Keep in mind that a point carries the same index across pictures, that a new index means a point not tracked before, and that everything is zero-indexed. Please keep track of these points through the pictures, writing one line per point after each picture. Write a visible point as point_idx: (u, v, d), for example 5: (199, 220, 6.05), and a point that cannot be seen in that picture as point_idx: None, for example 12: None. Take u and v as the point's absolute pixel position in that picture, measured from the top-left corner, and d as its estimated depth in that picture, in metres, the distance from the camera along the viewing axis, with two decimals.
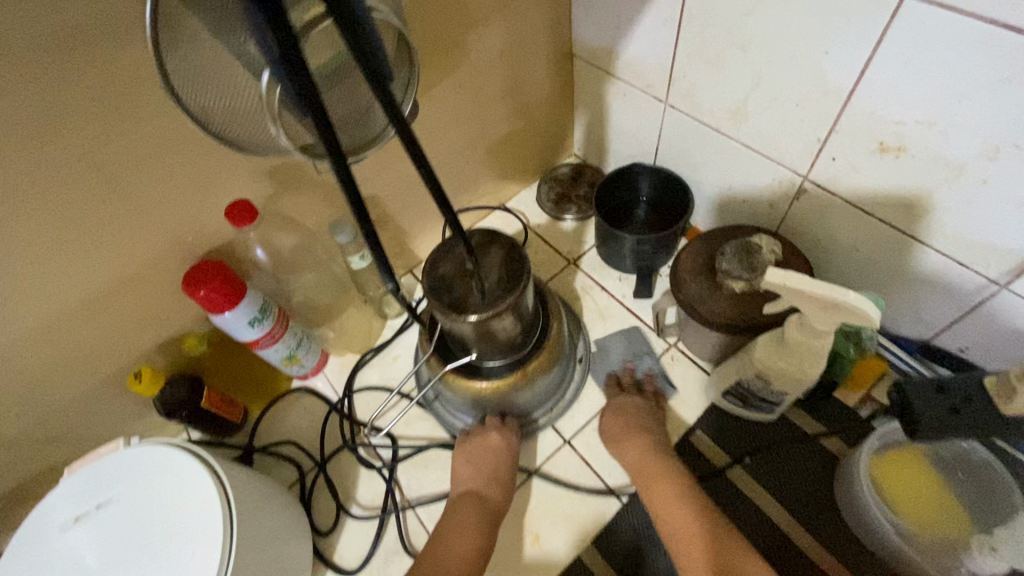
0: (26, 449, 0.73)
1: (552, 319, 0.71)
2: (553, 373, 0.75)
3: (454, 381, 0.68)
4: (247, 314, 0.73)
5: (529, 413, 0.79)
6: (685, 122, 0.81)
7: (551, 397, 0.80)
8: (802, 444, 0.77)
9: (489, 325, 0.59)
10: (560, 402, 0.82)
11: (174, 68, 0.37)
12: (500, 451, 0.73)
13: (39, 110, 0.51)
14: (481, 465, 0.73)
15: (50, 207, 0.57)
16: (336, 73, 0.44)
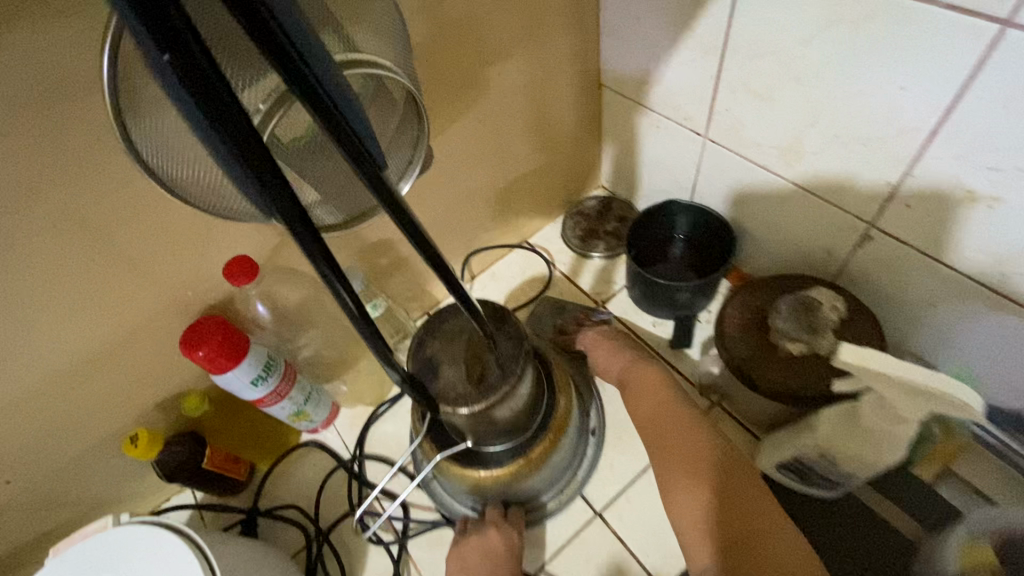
0: (21, 514, 0.68)
1: (558, 394, 0.66)
2: (563, 454, 0.70)
3: (448, 469, 0.64)
4: (250, 374, 0.67)
5: (537, 498, 0.71)
6: (727, 158, 0.74)
7: (558, 483, 0.72)
8: (871, 524, 0.67)
9: (488, 413, 0.55)
10: (572, 482, 0.74)
11: (145, 142, 0.33)
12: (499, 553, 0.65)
13: (20, 171, 0.47)
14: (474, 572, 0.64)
15: (37, 270, 0.53)
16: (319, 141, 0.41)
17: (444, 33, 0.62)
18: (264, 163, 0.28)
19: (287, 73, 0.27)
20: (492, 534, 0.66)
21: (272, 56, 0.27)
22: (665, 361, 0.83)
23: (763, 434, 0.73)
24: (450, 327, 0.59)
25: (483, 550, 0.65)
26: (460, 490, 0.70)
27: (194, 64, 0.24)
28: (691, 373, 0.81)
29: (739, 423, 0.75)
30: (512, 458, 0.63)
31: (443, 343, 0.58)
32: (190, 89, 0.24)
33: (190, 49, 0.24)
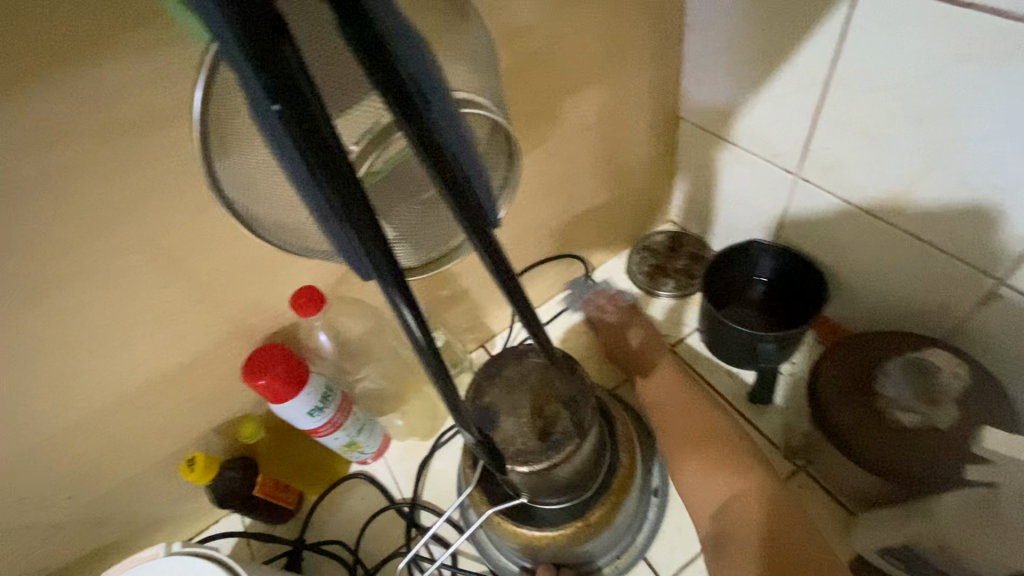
0: (78, 531, 0.69)
1: (620, 449, 0.62)
2: (625, 514, 0.64)
3: (500, 524, 0.59)
4: (308, 403, 0.65)
5: (593, 560, 0.66)
6: (820, 198, 0.68)
7: (614, 546, 0.66)
8: None
9: (550, 472, 0.51)
10: (630, 546, 0.68)
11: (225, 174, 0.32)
12: None
13: (109, 196, 0.47)
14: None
15: (112, 291, 0.53)
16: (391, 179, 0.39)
17: (523, 65, 0.60)
18: (361, 203, 0.27)
19: (399, 109, 0.28)
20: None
21: (390, 95, 0.28)
22: (742, 415, 0.75)
23: (859, 510, 0.65)
24: (511, 373, 0.56)
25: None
26: (509, 547, 0.65)
27: (302, 109, 0.24)
28: (771, 432, 0.73)
29: (828, 493, 0.67)
30: (569, 518, 0.58)
31: (504, 391, 0.55)
32: (294, 129, 0.24)
33: (297, 85, 0.24)
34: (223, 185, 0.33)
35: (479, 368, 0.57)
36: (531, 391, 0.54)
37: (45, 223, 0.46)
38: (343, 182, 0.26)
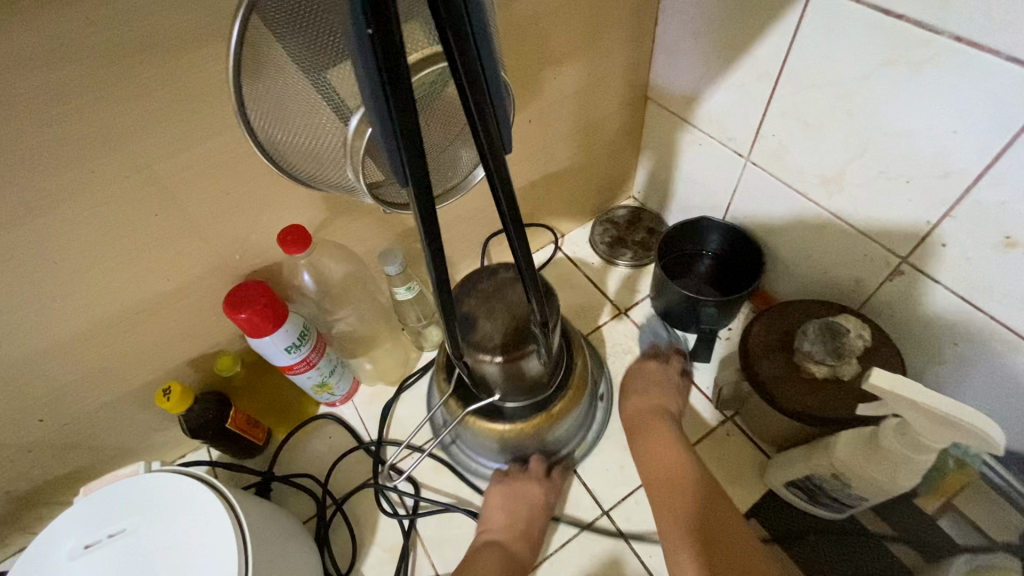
0: (46, 452, 0.71)
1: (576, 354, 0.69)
2: (581, 408, 0.73)
3: (477, 424, 0.67)
4: (285, 340, 0.69)
5: (560, 448, 0.76)
6: (765, 180, 0.76)
7: (569, 439, 0.77)
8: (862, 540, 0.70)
9: (519, 367, 0.59)
10: (584, 439, 0.79)
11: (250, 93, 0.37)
12: (538, 504, 0.72)
13: (105, 121, 0.49)
14: (515, 518, 0.70)
15: (99, 216, 0.55)
16: None
17: (510, 35, 0.64)
18: (416, 136, 0.32)
19: (452, 35, 0.30)
20: (536, 485, 0.72)
21: (447, 25, 0.30)
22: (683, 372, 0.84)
23: (774, 454, 0.75)
24: (486, 286, 0.62)
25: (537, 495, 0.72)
26: (484, 447, 0.73)
27: (387, 39, 0.28)
28: (708, 388, 0.83)
29: (751, 440, 0.78)
30: (537, 413, 0.66)
31: (481, 300, 0.61)
32: (377, 57, 0.28)
33: (388, 21, 0.27)
34: (248, 109, 0.38)
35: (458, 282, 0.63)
36: (505, 301, 0.60)
37: (44, 141, 0.48)
38: (406, 114, 0.31)
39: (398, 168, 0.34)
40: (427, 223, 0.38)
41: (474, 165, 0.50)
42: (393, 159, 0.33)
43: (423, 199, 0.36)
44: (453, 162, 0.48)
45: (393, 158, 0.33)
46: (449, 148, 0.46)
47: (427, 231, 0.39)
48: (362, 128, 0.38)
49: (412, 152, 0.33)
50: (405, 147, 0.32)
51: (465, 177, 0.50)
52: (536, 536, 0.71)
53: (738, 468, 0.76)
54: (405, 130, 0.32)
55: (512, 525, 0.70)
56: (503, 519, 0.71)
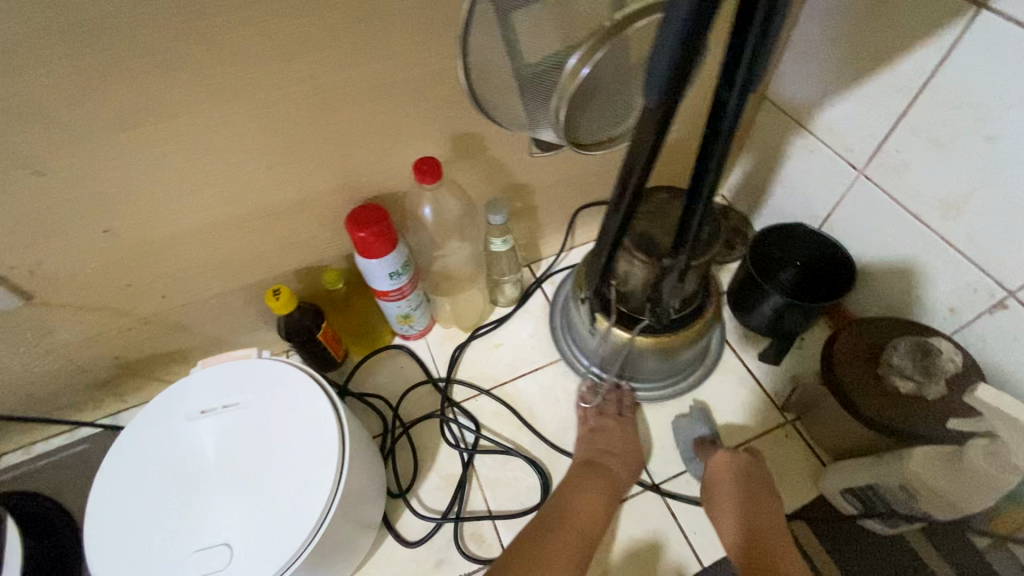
0: (158, 327, 0.77)
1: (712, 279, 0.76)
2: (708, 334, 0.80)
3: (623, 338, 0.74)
4: (391, 266, 0.74)
5: (683, 371, 0.83)
6: (875, 195, 0.76)
7: (665, 377, 0.83)
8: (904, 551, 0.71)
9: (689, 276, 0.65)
10: (705, 366, 0.85)
11: (480, 11, 0.39)
12: (614, 431, 0.78)
13: (294, 26, 0.53)
14: (596, 440, 0.78)
15: (263, 117, 0.59)
16: (600, 90, 0.44)
17: None
18: (692, 54, 0.35)
19: None
20: (610, 419, 0.80)
21: None
22: (751, 372, 0.86)
23: (830, 462, 0.76)
24: None
25: (614, 427, 0.79)
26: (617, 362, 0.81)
27: None
28: (773, 390, 0.84)
29: (808, 446, 0.79)
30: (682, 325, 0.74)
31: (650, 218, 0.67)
32: None
33: None
34: (472, 33, 0.41)
35: None
36: None
37: (240, 36, 0.52)
38: (697, 37, 0.34)
39: (657, 86, 0.38)
40: (652, 140, 0.43)
41: None
42: (656, 79, 0.37)
43: (661, 116, 0.40)
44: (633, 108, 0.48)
45: (659, 74, 0.37)
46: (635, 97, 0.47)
47: (640, 149, 0.44)
48: (577, 71, 0.41)
49: (679, 72, 0.36)
50: (679, 67, 0.36)
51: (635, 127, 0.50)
52: (627, 458, 0.76)
53: (790, 470, 0.78)
54: (689, 48, 0.35)
55: (594, 447, 0.77)
56: (586, 451, 0.77)
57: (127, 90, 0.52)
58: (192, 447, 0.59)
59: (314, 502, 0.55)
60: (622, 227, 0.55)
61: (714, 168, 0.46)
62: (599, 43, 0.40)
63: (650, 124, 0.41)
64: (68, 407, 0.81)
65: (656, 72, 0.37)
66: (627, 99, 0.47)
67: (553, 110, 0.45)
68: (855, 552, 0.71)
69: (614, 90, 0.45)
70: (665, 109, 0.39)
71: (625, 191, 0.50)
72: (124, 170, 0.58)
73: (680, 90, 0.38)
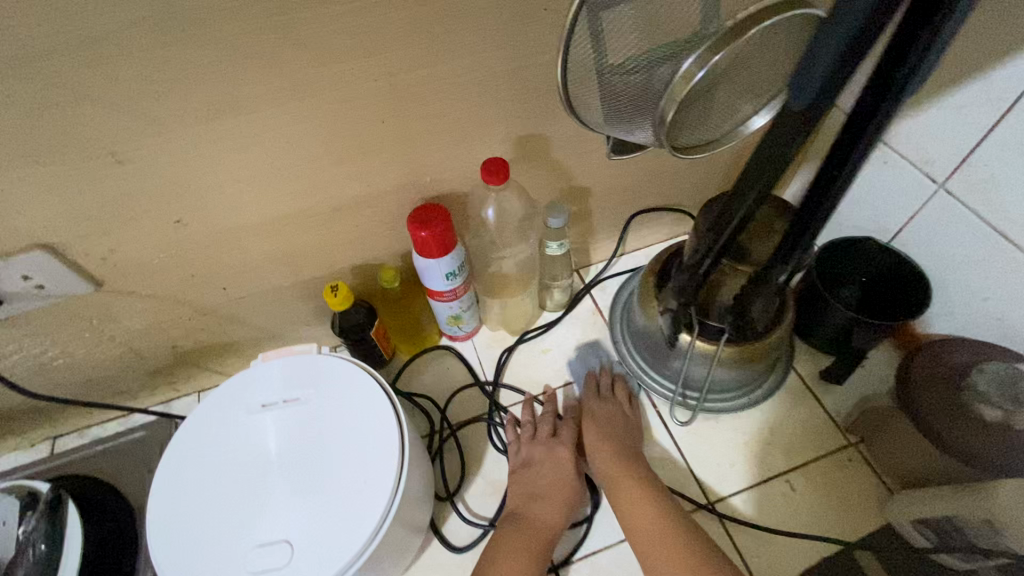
0: (217, 318, 0.78)
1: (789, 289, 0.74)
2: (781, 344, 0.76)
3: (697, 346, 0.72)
4: (448, 266, 0.73)
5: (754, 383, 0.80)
6: (956, 212, 0.72)
7: (740, 388, 0.79)
8: None
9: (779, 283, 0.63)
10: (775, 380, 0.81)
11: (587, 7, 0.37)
12: (546, 465, 0.74)
13: (376, 23, 0.52)
14: (526, 479, 0.73)
15: (337, 114, 0.59)
16: (704, 94, 0.40)
17: None
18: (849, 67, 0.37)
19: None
20: (539, 450, 0.75)
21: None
22: (812, 391, 0.82)
23: (899, 490, 0.73)
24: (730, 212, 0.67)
25: (547, 458, 0.74)
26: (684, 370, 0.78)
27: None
28: (835, 410, 0.80)
29: (873, 471, 0.75)
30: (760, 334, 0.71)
31: None
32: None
33: None
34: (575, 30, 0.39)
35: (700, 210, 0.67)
36: None
37: (325, 33, 0.52)
38: (863, 34, 0.35)
39: (813, 85, 0.38)
40: (786, 146, 0.43)
41: (754, 114, 0.45)
42: (805, 85, 0.38)
43: (799, 125, 0.41)
44: (737, 111, 0.43)
45: (815, 75, 0.37)
46: (740, 99, 0.42)
47: (769, 156, 0.44)
48: (690, 73, 0.37)
49: (832, 81, 0.37)
50: (839, 65, 0.36)
51: (733, 129, 0.45)
52: (561, 491, 0.71)
53: (854, 495, 0.74)
54: (853, 46, 0.35)
55: (525, 488, 0.72)
56: (520, 495, 0.72)
57: (211, 83, 0.52)
58: (254, 440, 0.59)
59: (375, 502, 0.54)
60: (725, 245, 0.54)
61: (841, 177, 0.45)
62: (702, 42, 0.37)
63: (790, 128, 0.41)
64: (124, 392, 0.83)
65: (815, 70, 0.37)
66: (730, 102, 0.42)
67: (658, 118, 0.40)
68: None
69: (719, 93, 0.40)
70: (812, 112, 0.39)
71: (743, 200, 0.48)
72: (200, 163, 0.58)
73: (833, 92, 0.38)
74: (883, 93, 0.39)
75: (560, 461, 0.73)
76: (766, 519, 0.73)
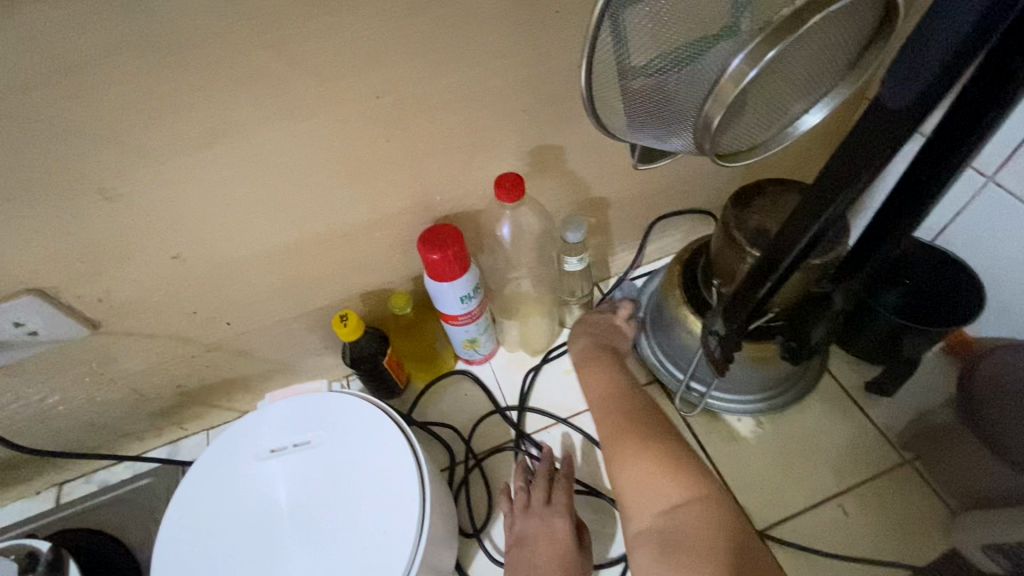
0: (222, 355, 0.74)
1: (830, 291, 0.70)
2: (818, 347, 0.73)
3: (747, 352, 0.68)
4: (463, 289, 0.69)
5: (788, 386, 0.76)
6: (1008, 207, 0.66)
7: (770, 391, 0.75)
8: None
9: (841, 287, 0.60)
10: (807, 384, 0.77)
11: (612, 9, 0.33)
12: (543, 538, 0.65)
13: (373, 36, 0.48)
14: (520, 555, 0.65)
15: (339, 136, 0.55)
16: (752, 94, 0.35)
17: None
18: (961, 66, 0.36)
19: None
20: (534, 519, 0.67)
21: None
22: (856, 403, 0.76)
23: (962, 511, 0.67)
24: (759, 206, 0.64)
25: (544, 526, 0.66)
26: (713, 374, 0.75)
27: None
28: (884, 424, 0.75)
29: (932, 490, 0.69)
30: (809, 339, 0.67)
31: (765, 218, 0.62)
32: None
33: None
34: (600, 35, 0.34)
35: (728, 209, 0.63)
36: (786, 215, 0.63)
37: (320, 49, 0.48)
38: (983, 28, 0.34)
39: (920, 82, 0.36)
40: (872, 155, 0.40)
41: (803, 112, 0.40)
42: (911, 85, 0.37)
43: (896, 126, 0.38)
44: (790, 110, 0.39)
45: (924, 75, 0.36)
46: (793, 96, 0.38)
47: (853, 166, 0.41)
48: (739, 75, 0.33)
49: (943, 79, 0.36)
50: (952, 58, 0.35)
51: (781, 132, 0.41)
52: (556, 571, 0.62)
53: (913, 518, 0.68)
54: (969, 43, 0.35)
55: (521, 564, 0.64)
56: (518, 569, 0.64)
57: (203, 107, 0.48)
58: (263, 489, 0.55)
59: (397, 550, 0.50)
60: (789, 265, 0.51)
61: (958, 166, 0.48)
62: (748, 35, 0.33)
63: (875, 134, 0.39)
64: (130, 436, 0.79)
65: (926, 66, 0.36)
66: (780, 100, 0.38)
67: (701, 123, 0.36)
68: None
69: (772, 91, 0.36)
70: (910, 115, 0.38)
71: (822, 212, 0.45)
72: (194, 195, 0.54)
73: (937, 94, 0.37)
74: (995, 81, 0.40)
75: (559, 534, 0.65)
76: (819, 549, 0.67)
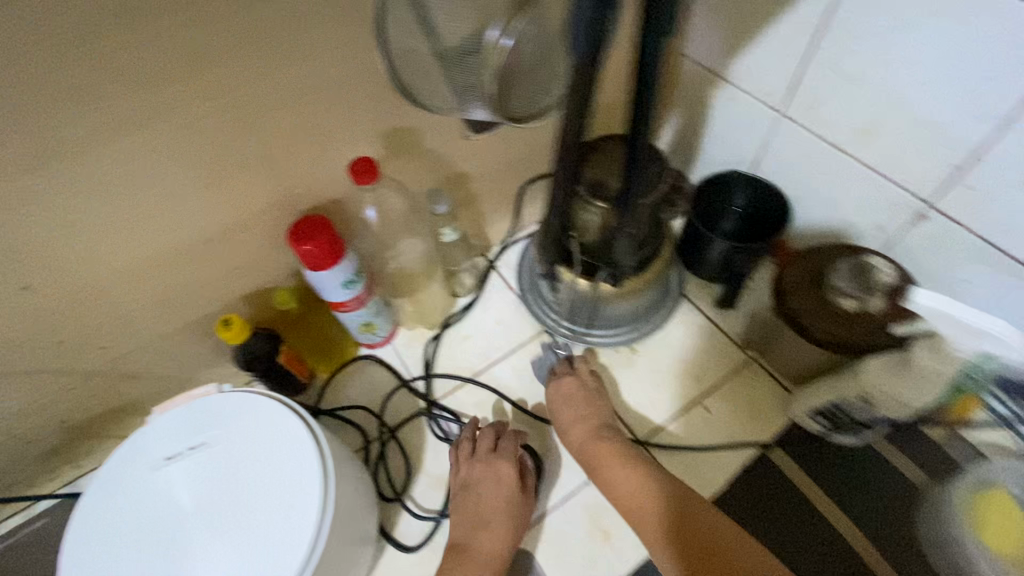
0: (105, 381, 0.72)
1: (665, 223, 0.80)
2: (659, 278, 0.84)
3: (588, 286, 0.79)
4: (342, 275, 0.72)
5: (640, 319, 0.86)
6: (796, 134, 0.79)
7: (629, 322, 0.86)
8: (876, 461, 0.77)
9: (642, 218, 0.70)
10: (664, 309, 0.89)
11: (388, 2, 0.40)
12: (487, 485, 0.72)
13: (189, 43, 0.49)
14: (466, 505, 0.71)
15: (180, 144, 0.56)
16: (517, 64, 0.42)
17: None
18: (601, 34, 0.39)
19: None
20: (475, 471, 0.73)
21: None
22: (710, 317, 0.89)
23: (796, 388, 0.81)
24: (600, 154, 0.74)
25: (484, 474, 0.72)
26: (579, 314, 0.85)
27: None
28: (734, 331, 0.88)
29: (773, 377, 0.83)
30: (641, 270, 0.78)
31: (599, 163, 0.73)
32: None
33: None
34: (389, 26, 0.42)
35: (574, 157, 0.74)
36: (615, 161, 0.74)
37: (136, 62, 0.48)
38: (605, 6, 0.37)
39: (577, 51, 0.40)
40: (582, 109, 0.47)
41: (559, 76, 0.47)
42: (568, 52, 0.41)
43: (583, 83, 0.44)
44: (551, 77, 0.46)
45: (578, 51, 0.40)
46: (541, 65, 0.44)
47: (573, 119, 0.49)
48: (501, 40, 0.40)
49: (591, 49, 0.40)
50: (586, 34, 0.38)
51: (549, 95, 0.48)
52: (499, 511, 0.70)
53: (762, 403, 0.81)
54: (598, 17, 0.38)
55: (467, 513, 0.71)
56: (468, 516, 0.71)
57: (19, 134, 0.47)
58: (165, 495, 0.56)
59: (295, 525, 0.53)
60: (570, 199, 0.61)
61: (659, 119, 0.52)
62: (508, 12, 0.40)
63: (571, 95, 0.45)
64: (17, 483, 0.75)
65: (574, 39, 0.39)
66: (534, 71, 0.44)
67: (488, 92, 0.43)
68: (829, 467, 0.77)
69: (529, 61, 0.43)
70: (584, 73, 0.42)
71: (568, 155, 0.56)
72: (31, 224, 0.53)
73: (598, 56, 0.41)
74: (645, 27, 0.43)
75: (502, 478, 0.72)
76: (691, 445, 0.79)
